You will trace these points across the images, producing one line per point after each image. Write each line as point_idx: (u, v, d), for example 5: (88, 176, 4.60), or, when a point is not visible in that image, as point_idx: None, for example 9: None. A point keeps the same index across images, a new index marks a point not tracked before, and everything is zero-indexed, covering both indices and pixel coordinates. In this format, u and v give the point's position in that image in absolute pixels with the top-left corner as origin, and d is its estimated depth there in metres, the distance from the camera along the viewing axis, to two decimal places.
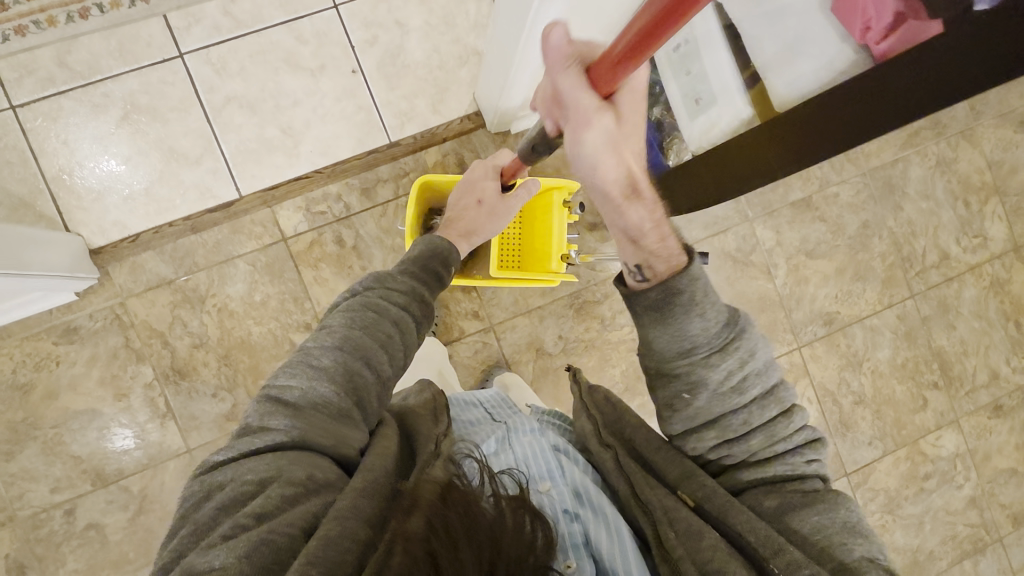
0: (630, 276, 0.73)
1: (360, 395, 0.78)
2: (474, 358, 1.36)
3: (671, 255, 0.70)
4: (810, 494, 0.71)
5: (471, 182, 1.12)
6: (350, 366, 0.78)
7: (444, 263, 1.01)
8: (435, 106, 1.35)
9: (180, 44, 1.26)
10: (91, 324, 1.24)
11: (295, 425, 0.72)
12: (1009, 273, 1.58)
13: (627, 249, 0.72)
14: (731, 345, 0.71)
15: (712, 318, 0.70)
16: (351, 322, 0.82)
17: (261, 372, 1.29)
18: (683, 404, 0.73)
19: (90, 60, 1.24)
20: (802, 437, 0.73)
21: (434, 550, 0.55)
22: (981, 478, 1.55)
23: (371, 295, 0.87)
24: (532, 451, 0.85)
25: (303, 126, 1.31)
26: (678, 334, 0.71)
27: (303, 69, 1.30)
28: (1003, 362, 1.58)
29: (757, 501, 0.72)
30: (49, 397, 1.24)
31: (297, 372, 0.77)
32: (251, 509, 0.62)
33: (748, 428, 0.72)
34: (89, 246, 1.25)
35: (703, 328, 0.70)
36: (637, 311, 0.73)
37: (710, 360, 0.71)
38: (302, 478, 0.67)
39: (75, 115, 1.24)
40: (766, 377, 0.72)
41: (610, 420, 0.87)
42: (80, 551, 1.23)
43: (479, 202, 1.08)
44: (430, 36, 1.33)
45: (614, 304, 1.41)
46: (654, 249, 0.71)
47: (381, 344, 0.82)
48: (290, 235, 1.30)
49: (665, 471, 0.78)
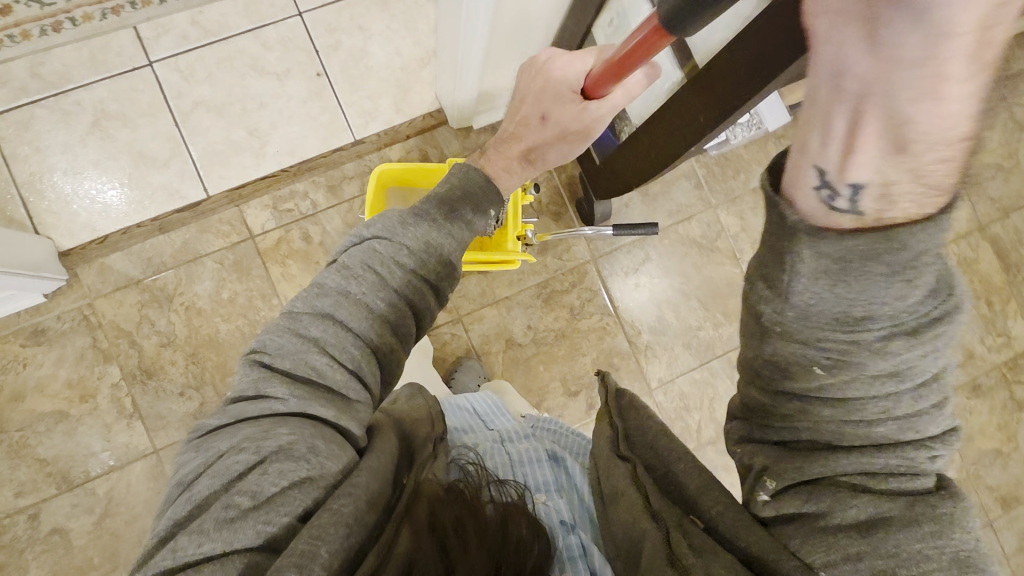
0: (827, 196, 0.45)
1: (356, 363, 0.71)
2: (443, 349, 1.37)
3: (933, 191, 0.42)
4: (910, 501, 0.51)
5: (539, 90, 0.89)
6: (342, 336, 0.71)
7: (478, 206, 0.85)
8: (398, 105, 1.39)
9: (150, 54, 1.31)
10: (59, 325, 1.25)
11: (293, 394, 0.66)
12: (976, 252, 1.60)
13: (866, 163, 0.42)
14: (926, 330, 0.49)
15: (918, 283, 0.48)
16: (346, 287, 0.73)
17: (229, 369, 1.29)
18: (800, 369, 0.53)
19: (63, 70, 1.28)
20: (940, 423, 0.52)
21: (447, 547, 0.57)
22: (963, 460, 1.54)
23: (377, 248, 0.76)
24: (529, 464, 0.84)
25: (269, 127, 1.35)
26: (850, 296, 0.49)
27: (269, 73, 1.35)
28: (977, 342, 1.58)
29: (839, 506, 0.51)
30: (16, 399, 1.23)
31: (286, 339, 0.70)
32: (247, 487, 0.57)
33: (884, 416, 0.52)
34: (59, 249, 1.26)
35: (896, 295, 0.48)
36: (802, 248, 0.48)
37: (883, 345, 0.50)
38: (304, 453, 0.61)
39: (46, 123, 1.28)
40: (936, 361, 0.51)
41: (631, 431, 0.74)
42: (44, 558, 1.20)
43: (542, 119, 0.90)
44: (392, 39, 1.39)
45: (583, 292, 1.42)
46: (914, 171, 0.41)
47: (382, 312, 0.74)
48: (258, 233, 1.32)
49: (685, 481, 0.64)
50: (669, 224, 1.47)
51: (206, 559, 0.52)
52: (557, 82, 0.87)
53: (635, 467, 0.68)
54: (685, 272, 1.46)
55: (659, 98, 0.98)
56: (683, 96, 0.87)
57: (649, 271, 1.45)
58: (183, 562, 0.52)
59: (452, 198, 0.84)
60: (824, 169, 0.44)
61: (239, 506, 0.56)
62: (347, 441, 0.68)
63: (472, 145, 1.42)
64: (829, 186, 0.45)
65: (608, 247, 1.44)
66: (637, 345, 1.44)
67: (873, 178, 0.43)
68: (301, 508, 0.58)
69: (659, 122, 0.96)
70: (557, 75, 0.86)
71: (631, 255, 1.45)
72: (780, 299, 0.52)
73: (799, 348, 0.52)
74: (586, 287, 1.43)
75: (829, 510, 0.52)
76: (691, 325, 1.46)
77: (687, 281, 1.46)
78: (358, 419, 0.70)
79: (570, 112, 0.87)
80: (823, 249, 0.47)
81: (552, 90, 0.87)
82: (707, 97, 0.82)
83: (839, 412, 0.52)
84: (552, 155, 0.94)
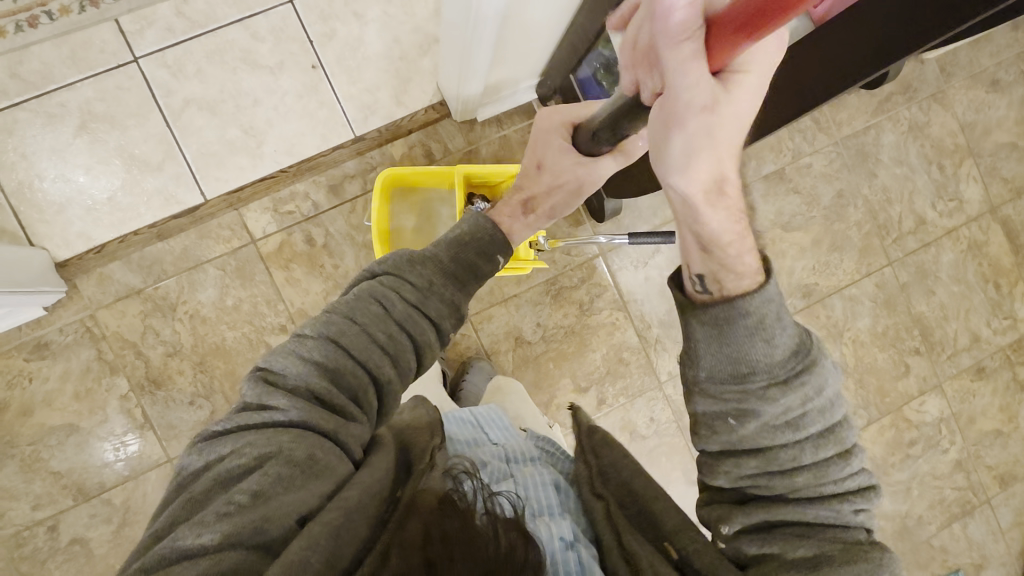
0: (693, 285, 0.60)
1: (359, 388, 0.66)
2: (453, 350, 1.36)
3: (747, 273, 0.57)
4: (844, 545, 0.55)
5: (541, 141, 0.91)
6: (344, 361, 0.66)
7: (484, 249, 0.81)
8: (398, 98, 1.33)
9: (134, 49, 1.24)
10: (62, 338, 1.23)
11: (294, 405, 0.62)
12: (986, 235, 1.58)
13: (698, 258, 0.60)
14: (797, 379, 0.56)
15: (777, 341, 0.56)
16: (352, 312, 0.69)
17: (238, 377, 1.28)
18: (722, 424, 0.58)
19: (43, 69, 1.21)
20: (851, 476, 0.58)
21: (431, 559, 0.49)
22: (966, 441, 1.56)
23: (382, 282, 0.72)
24: (534, 485, 0.72)
25: (265, 125, 1.29)
26: (734, 355, 0.57)
27: (262, 66, 1.28)
28: (983, 325, 1.58)
29: (789, 546, 0.55)
30: (24, 414, 1.22)
31: (291, 356, 0.66)
32: (246, 488, 0.55)
33: (796, 464, 0.57)
34: (55, 260, 1.22)
35: (766, 352, 0.56)
36: (690, 324, 0.60)
37: (769, 392, 0.56)
38: (303, 461, 0.58)
39: (30, 127, 1.22)
40: (829, 414, 0.57)
41: (604, 468, 0.71)
42: (65, 568, 1.21)
43: (538, 166, 0.91)
44: (389, 25, 1.31)
45: (593, 288, 1.40)
46: (727, 261, 0.58)
47: (388, 341, 0.69)
48: (259, 237, 1.29)
49: (661, 519, 0.64)
50: None
51: (205, 553, 0.50)
52: (552, 131, 0.90)
53: (607, 507, 0.66)
54: None
55: None
56: None
57: (659, 264, 1.43)
58: (176, 555, 0.50)
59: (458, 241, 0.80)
60: (682, 265, 0.62)
61: (238, 502, 0.54)
62: (344, 453, 0.63)
63: (476, 139, 1.37)
64: (691, 274, 0.60)
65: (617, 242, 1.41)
66: (647, 339, 1.42)
67: (705, 270, 0.59)
68: (297, 512, 0.54)
69: None
70: (558, 125, 0.89)
71: (641, 248, 1.41)
72: (691, 365, 0.60)
73: (712, 404, 0.59)
74: (595, 282, 1.40)
75: (781, 552, 0.55)
76: None
77: None
78: (356, 438, 0.65)
79: (569, 162, 0.88)
80: (705, 317, 0.58)
81: (548, 138, 0.90)
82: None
83: (762, 463, 0.57)
84: (553, 201, 0.91)
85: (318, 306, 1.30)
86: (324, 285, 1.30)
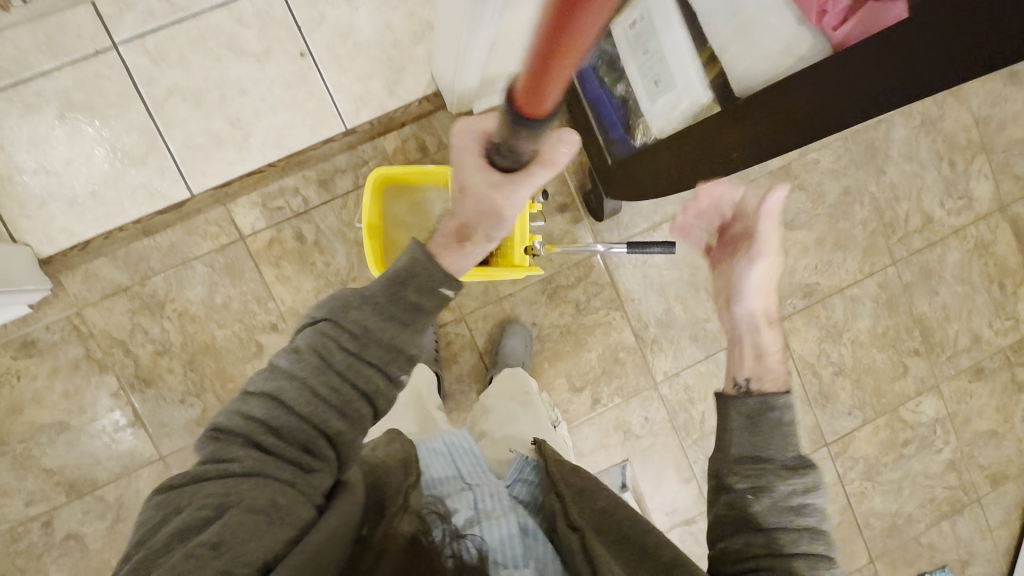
0: (736, 383, 0.77)
1: (314, 435, 0.58)
2: (447, 350, 1.34)
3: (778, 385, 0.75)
4: None
5: (457, 160, 0.79)
6: (288, 416, 0.58)
7: (425, 288, 0.68)
8: (391, 88, 1.28)
9: (113, 34, 1.18)
10: (49, 336, 1.21)
11: (250, 457, 0.56)
12: (994, 234, 1.54)
13: (747, 363, 0.80)
14: (803, 471, 0.66)
15: (789, 445, 0.68)
16: (295, 359, 0.61)
17: (229, 375, 1.26)
18: (733, 503, 0.66)
19: (18, 56, 1.16)
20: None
21: None
22: (960, 441, 1.56)
23: (320, 327, 0.63)
24: (499, 524, 0.67)
25: (252, 116, 1.24)
26: (756, 441, 0.69)
27: (248, 54, 1.22)
28: (985, 326, 1.56)
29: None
30: (14, 412, 1.21)
31: (239, 412, 0.59)
32: (206, 539, 0.48)
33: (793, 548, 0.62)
34: (39, 256, 1.19)
35: (784, 447, 0.68)
36: (729, 412, 0.72)
37: (782, 472, 0.66)
38: (265, 508, 0.51)
39: (8, 118, 1.17)
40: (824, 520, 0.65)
41: (579, 497, 0.71)
42: (61, 563, 1.22)
43: (461, 189, 0.78)
44: (381, 10, 1.25)
45: (589, 287, 1.37)
46: (769, 372, 0.78)
47: (335, 385, 0.61)
48: (248, 234, 1.25)
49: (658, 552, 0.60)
50: (680, 212, 1.40)
51: None
52: (468, 148, 0.78)
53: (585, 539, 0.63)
54: (695, 263, 1.41)
55: (683, 116, 0.87)
56: (715, 127, 0.79)
57: (658, 263, 1.40)
58: None
59: (405, 274, 0.67)
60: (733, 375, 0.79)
61: (197, 555, 0.47)
62: (306, 500, 0.55)
63: None
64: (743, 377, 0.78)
65: (616, 239, 1.38)
66: (644, 339, 1.40)
67: (750, 371, 0.78)
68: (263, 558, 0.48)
69: (690, 145, 0.86)
70: (473, 139, 0.79)
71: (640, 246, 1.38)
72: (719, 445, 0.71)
73: (733, 477, 0.67)
74: (592, 281, 1.37)
75: None
76: (699, 318, 1.42)
77: (697, 273, 1.42)
78: (318, 485, 0.56)
79: (487, 178, 0.76)
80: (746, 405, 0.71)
81: (465, 156, 0.78)
82: (748, 129, 0.73)
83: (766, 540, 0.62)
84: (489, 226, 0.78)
85: (309, 304, 1.28)
86: (315, 283, 1.28)
